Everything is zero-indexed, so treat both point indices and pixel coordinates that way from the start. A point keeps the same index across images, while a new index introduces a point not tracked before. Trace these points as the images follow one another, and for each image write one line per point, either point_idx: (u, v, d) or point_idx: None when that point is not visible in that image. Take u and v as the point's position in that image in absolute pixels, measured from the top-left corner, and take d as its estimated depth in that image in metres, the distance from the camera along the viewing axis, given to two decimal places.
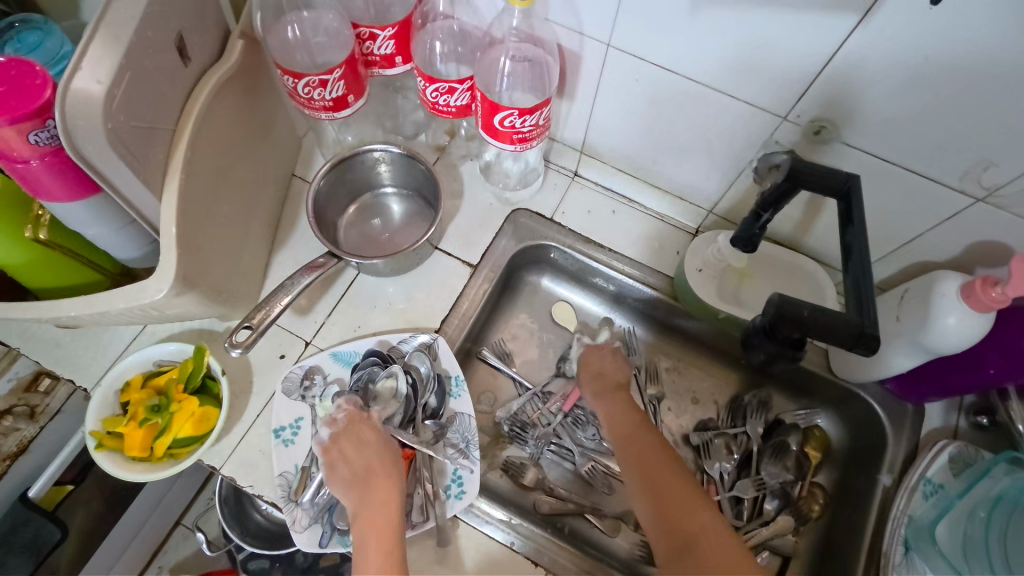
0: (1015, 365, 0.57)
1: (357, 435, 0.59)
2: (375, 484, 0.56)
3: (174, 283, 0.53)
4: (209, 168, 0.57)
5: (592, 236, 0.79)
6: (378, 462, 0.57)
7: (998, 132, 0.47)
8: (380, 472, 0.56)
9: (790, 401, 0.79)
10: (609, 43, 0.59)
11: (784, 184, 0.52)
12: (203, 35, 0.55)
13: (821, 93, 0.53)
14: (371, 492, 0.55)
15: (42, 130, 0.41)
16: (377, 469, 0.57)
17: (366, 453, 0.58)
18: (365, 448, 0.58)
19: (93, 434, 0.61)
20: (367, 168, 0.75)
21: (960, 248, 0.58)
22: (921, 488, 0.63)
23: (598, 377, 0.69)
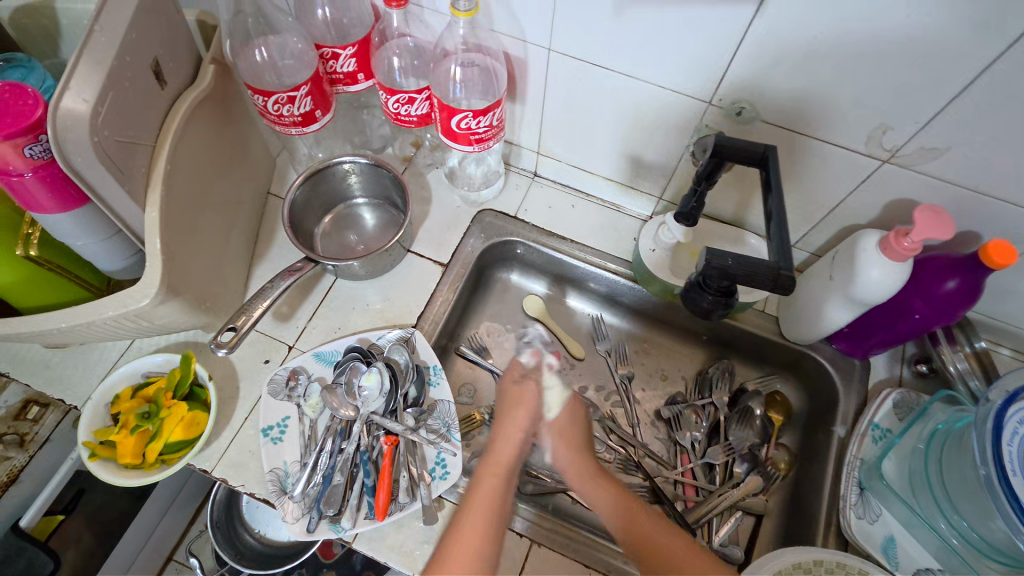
0: (938, 310, 0.62)
1: (511, 407, 0.64)
2: (497, 469, 0.58)
3: (160, 288, 0.57)
4: (187, 184, 0.61)
5: (555, 229, 0.85)
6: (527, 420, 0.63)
7: (889, 98, 0.54)
8: (511, 446, 0.61)
9: (752, 369, 0.84)
10: (550, 47, 0.66)
11: (712, 161, 0.58)
12: (177, 61, 0.60)
13: (738, 78, 0.59)
14: (491, 476, 0.58)
15: (36, 145, 0.45)
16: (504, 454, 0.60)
17: (508, 425, 0.63)
18: (511, 419, 0.63)
19: (85, 445, 0.64)
20: (338, 180, 0.80)
21: (879, 208, 0.65)
22: (870, 433, 0.68)
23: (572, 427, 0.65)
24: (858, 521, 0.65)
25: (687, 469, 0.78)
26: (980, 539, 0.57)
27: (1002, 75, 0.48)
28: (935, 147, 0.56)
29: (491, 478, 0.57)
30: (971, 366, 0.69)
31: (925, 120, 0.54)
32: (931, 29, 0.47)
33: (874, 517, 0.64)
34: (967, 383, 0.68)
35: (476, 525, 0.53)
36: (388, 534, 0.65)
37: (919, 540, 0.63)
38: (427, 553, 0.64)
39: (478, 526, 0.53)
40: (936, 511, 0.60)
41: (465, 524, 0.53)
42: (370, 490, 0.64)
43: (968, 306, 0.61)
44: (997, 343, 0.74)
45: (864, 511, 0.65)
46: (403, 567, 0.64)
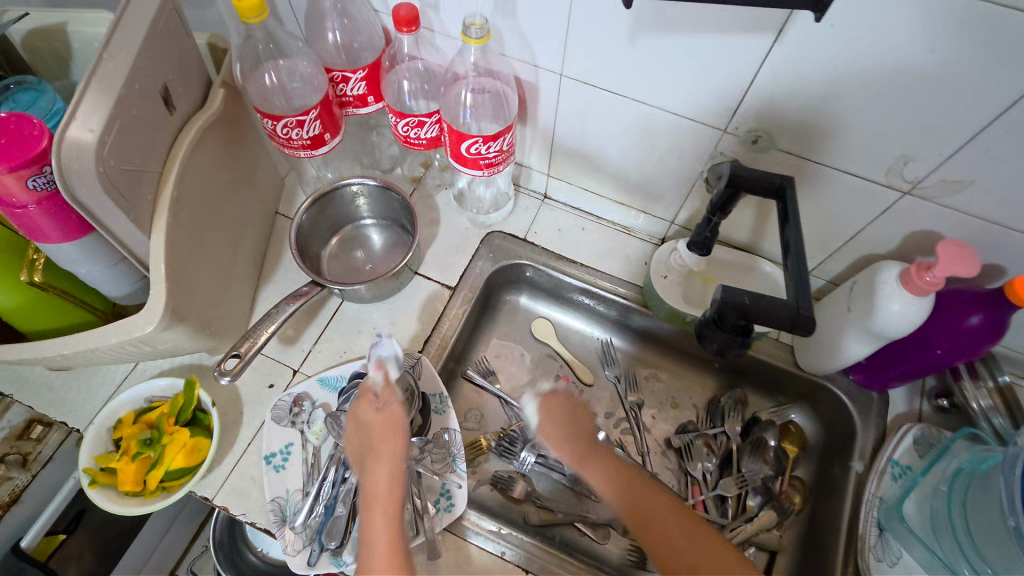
0: (960, 345, 0.60)
1: (383, 439, 0.58)
2: (386, 504, 0.55)
3: (164, 315, 0.56)
4: (194, 209, 0.61)
5: (564, 253, 0.84)
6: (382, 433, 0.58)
7: (912, 131, 0.53)
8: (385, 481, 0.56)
9: (765, 399, 0.82)
10: (561, 72, 0.65)
11: (727, 191, 0.57)
12: (186, 86, 0.60)
13: (753, 107, 0.58)
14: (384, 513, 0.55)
15: (40, 177, 0.45)
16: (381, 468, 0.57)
17: (381, 466, 0.57)
18: (382, 460, 0.57)
19: (86, 472, 0.63)
20: (346, 202, 0.79)
21: (898, 240, 0.63)
22: (889, 470, 0.66)
23: (563, 424, 0.68)
24: (877, 564, 0.62)
25: (698, 501, 0.75)
26: None
27: None
28: (959, 181, 0.54)
29: (385, 492, 0.56)
30: (995, 402, 0.66)
31: (948, 154, 0.53)
32: (956, 63, 0.46)
33: (894, 559, 0.62)
34: (991, 421, 0.66)
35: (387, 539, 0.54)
36: None
37: None
38: None
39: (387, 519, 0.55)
40: (959, 556, 0.58)
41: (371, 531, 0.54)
42: None
43: (992, 342, 0.59)
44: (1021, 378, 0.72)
45: (883, 553, 0.63)
46: None
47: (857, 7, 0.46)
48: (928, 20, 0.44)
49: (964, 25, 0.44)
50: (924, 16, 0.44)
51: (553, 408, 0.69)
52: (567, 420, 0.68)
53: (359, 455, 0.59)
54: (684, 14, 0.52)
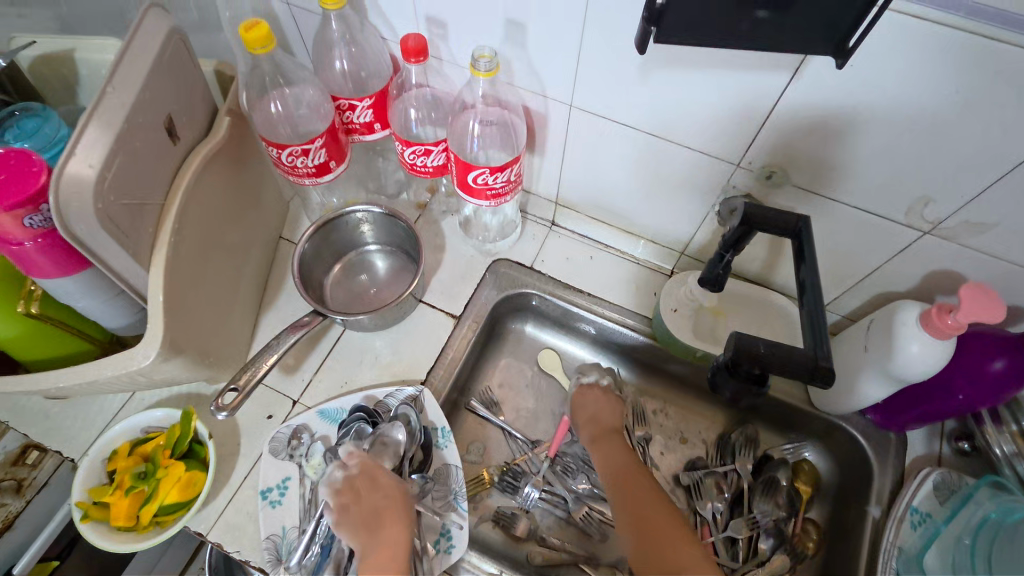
0: (984, 390, 0.58)
1: (386, 514, 0.56)
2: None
3: (161, 348, 0.55)
4: (196, 238, 0.60)
5: (572, 282, 0.82)
6: (390, 501, 0.57)
7: (933, 171, 0.51)
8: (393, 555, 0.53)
9: (778, 436, 0.80)
10: (571, 104, 0.64)
11: (741, 228, 0.56)
12: (192, 115, 0.59)
13: (768, 143, 0.57)
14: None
15: (37, 215, 0.44)
16: (387, 539, 0.54)
17: (388, 537, 0.54)
18: (393, 533, 0.55)
19: (78, 505, 0.61)
20: (351, 229, 0.78)
21: (917, 279, 0.61)
22: (908, 518, 0.63)
23: (592, 416, 0.72)
24: None
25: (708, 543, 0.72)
26: None
27: None
28: (981, 223, 0.53)
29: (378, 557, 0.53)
30: None
31: (971, 195, 0.51)
32: (981, 106, 0.45)
33: None
34: (1014, 467, 0.63)
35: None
36: None
37: None
38: None
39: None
40: None
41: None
42: None
43: (1016, 389, 0.57)
44: None
45: None
46: None
47: (878, 47, 0.45)
48: (953, 61, 0.43)
49: (990, 68, 0.42)
50: (948, 58, 0.43)
51: (588, 397, 0.74)
52: (599, 409, 0.72)
53: (364, 518, 0.55)
54: (699, 50, 0.51)
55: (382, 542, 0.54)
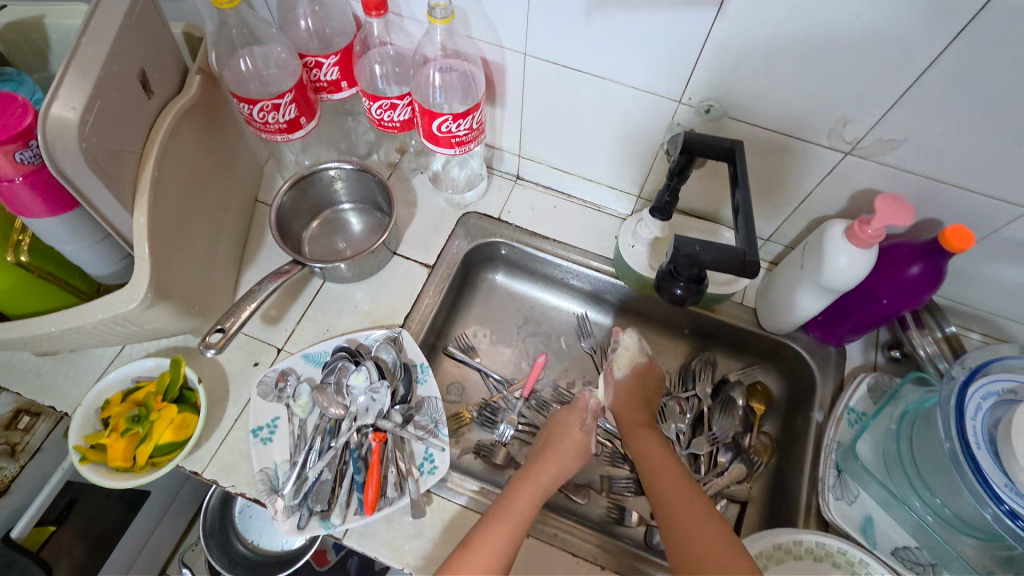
0: (902, 295, 0.65)
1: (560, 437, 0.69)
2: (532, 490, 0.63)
3: (148, 292, 0.59)
4: (175, 191, 0.63)
5: (538, 230, 0.87)
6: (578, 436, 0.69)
7: (847, 93, 0.57)
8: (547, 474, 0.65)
9: (732, 361, 0.86)
10: (526, 53, 0.68)
11: (683, 157, 0.61)
12: (164, 72, 0.62)
13: (704, 78, 0.62)
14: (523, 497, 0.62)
15: (26, 150, 0.47)
16: (525, 491, 0.62)
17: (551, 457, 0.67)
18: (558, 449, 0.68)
19: (76, 449, 0.64)
20: (325, 186, 0.81)
21: (845, 199, 0.68)
22: (846, 417, 0.71)
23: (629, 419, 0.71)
24: (835, 502, 0.66)
25: None
26: (953, 516, 0.59)
27: (949, 68, 0.51)
28: (892, 139, 0.59)
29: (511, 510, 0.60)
30: (940, 349, 0.71)
31: (880, 112, 0.58)
32: (878, 27, 0.51)
33: (852, 498, 0.66)
34: (937, 365, 0.71)
35: (495, 537, 0.57)
36: (378, 529, 0.65)
37: (895, 518, 0.65)
38: (415, 547, 0.65)
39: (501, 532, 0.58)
40: (910, 491, 0.62)
41: (492, 529, 0.58)
42: (359, 486, 0.66)
43: (931, 290, 0.64)
44: (966, 328, 0.78)
45: (842, 492, 0.67)
46: (394, 562, 0.64)
47: None
48: None
49: None
50: None
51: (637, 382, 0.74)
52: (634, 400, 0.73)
53: (547, 437, 0.71)
54: None
55: (519, 500, 0.61)
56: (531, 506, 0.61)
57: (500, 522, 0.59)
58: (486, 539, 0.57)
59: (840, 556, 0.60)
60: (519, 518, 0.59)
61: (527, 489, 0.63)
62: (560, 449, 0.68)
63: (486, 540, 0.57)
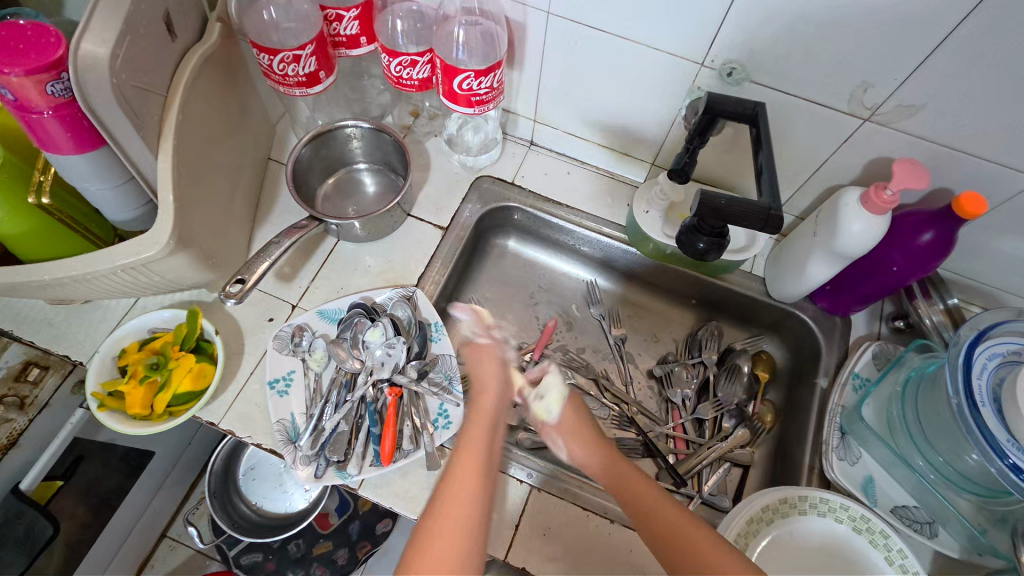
0: (913, 262, 0.67)
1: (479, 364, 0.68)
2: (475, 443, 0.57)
3: (172, 238, 0.59)
4: (196, 139, 0.63)
5: (551, 196, 0.88)
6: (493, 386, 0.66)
7: (871, 57, 0.58)
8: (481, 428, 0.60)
9: (739, 330, 0.88)
10: (549, 11, 0.68)
11: (705, 117, 0.62)
12: (186, 16, 0.61)
13: (730, 40, 0.63)
14: (470, 451, 0.56)
15: (58, 82, 0.48)
16: (472, 451, 0.56)
17: (484, 392, 0.65)
18: (485, 384, 0.66)
19: (94, 396, 0.65)
20: (340, 144, 0.81)
21: (861, 167, 0.69)
22: (850, 382, 0.73)
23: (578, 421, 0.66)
24: (838, 462, 0.68)
25: (678, 424, 0.81)
26: (954, 473, 0.61)
27: (975, 33, 0.52)
28: (911, 106, 0.60)
29: (469, 470, 0.53)
30: (944, 319, 0.73)
31: (902, 77, 0.58)
32: None
33: (854, 459, 0.68)
34: (942, 334, 0.72)
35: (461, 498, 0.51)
36: (394, 481, 0.67)
37: (895, 478, 0.67)
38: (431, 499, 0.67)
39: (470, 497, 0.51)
40: (913, 449, 0.64)
41: (454, 494, 0.51)
42: (375, 438, 0.66)
43: (941, 258, 0.65)
44: (969, 302, 0.80)
45: (845, 454, 0.69)
46: (408, 512, 0.66)
47: None
48: None
49: None
50: None
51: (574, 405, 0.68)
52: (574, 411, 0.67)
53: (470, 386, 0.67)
54: None
55: (464, 459, 0.55)
56: (487, 461, 0.55)
57: (460, 488, 0.52)
58: (449, 509, 0.50)
59: (842, 511, 0.62)
60: (475, 480, 0.53)
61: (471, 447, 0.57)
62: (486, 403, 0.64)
63: (449, 507, 0.50)
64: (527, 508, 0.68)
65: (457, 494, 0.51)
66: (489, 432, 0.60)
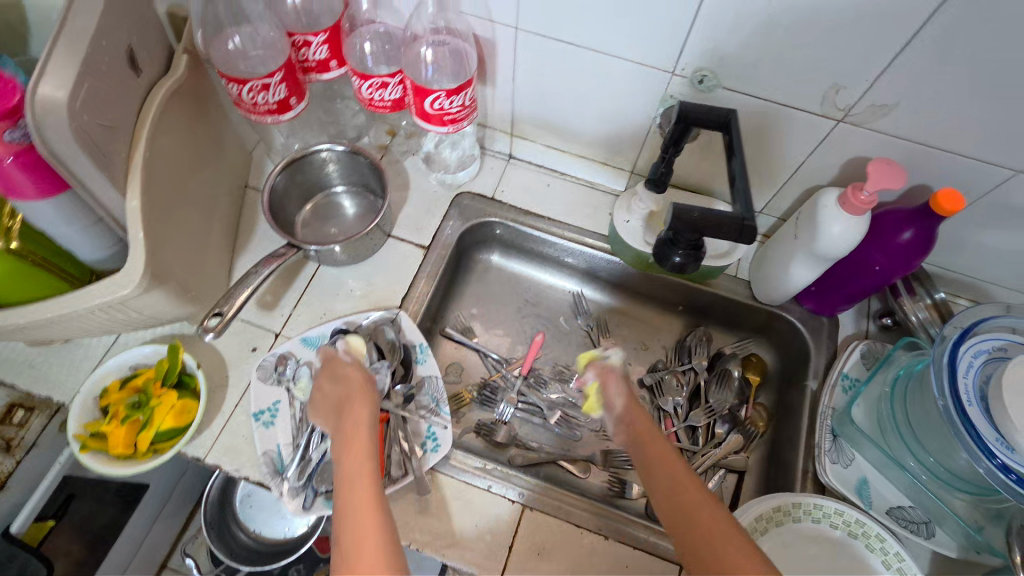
0: (896, 261, 0.66)
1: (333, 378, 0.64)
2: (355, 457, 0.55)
3: (144, 276, 0.58)
4: (167, 173, 0.62)
5: (532, 209, 0.87)
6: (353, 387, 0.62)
7: (839, 59, 0.58)
8: (358, 442, 0.57)
9: (727, 335, 0.87)
10: (517, 26, 0.68)
11: (679, 125, 0.62)
12: (151, 50, 0.61)
13: (699, 48, 0.62)
14: (354, 471, 0.54)
15: (15, 129, 0.48)
16: (357, 473, 0.54)
17: (348, 397, 0.62)
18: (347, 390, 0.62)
19: (76, 437, 0.64)
20: (316, 169, 0.80)
21: (838, 167, 0.69)
22: (840, 383, 0.72)
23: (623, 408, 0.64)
24: (831, 466, 0.68)
25: (671, 432, 0.80)
26: (947, 473, 0.61)
27: (942, 31, 0.52)
28: (883, 105, 0.60)
29: (364, 487, 0.53)
30: (931, 315, 0.73)
31: (873, 77, 0.58)
32: None
33: (847, 461, 0.68)
34: (928, 330, 0.72)
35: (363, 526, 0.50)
36: None
37: (889, 479, 0.66)
38: (423, 524, 0.66)
39: (375, 526, 0.50)
40: (905, 451, 0.63)
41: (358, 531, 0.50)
42: None
43: (922, 255, 0.65)
44: (955, 295, 0.80)
45: (837, 456, 0.68)
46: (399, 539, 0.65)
47: None
48: None
49: None
50: None
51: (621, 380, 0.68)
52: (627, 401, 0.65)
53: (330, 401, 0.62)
54: None
55: (352, 485, 0.53)
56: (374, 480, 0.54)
57: (359, 521, 0.50)
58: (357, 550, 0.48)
59: (837, 516, 0.61)
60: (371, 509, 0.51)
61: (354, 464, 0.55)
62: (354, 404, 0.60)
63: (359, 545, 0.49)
64: (519, 529, 0.67)
65: (360, 522, 0.50)
66: (369, 436, 0.57)
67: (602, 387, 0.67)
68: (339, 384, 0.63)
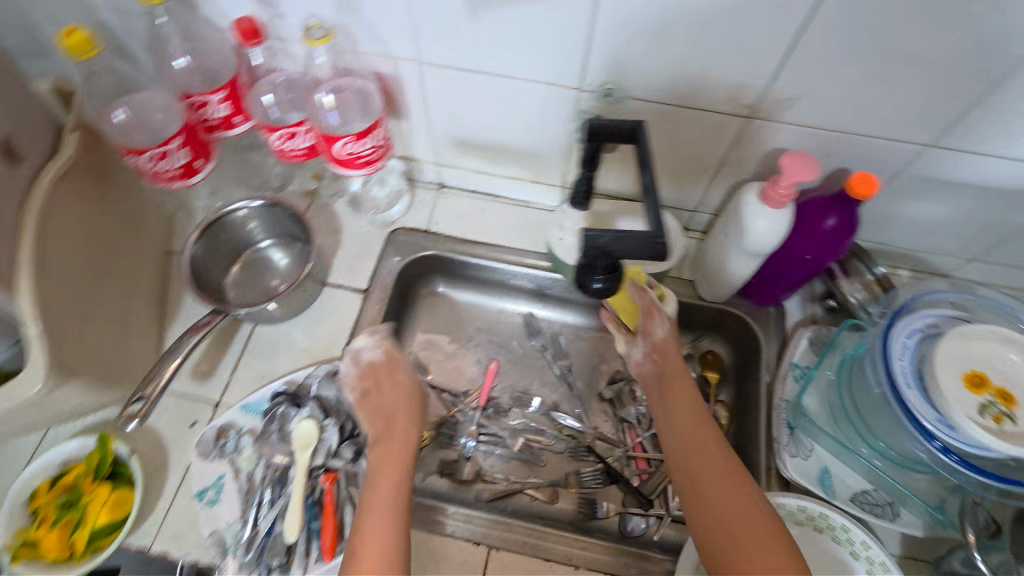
0: (825, 247, 0.66)
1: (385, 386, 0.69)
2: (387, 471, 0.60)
3: (49, 372, 0.55)
4: (70, 259, 0.60)
5: (469, 236, 0.86)
6: (400, 405, 0.67)
7: (735, 60, 0.58)
8: (393, 456, 0.62)
9: (680, 334, 0.84)
10: (420, 61, 0.67)
11: (590, 143, 0.61)
12: (31, 136, 0.60)
13: (600, 63, 0.62)
14: (384, 481, 0.59)
15: None
16: (384, 484, 0.58)
17: (398, 412, 0.67)
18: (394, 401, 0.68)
19: (5, 550, 0.60)
20: (237, 228, 0.78)
21: (758, 161, 0.69)
22: (791, 373, 0.72)
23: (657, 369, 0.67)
24: (791, 459, 0.67)
25: (637, 443, 0.79)
26: (899, 456, 0.61)
27: (825, 23, 0.52)
28: (786, 99, 0.60)
29: (386, 502, 0.57)
30: (870, 293, 0.73)
31: (771, 73, 0.58)
32: None
33: (807, 453, 0.67)
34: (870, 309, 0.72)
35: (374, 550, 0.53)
36: None
37: (849, 466, 0.66)
38: None
39: (388, 531, 0.55)
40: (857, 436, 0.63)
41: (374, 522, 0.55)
42: (316, 532, 0.63)
43: (849, 237, 0.65)
44: (895, 268, 0.80)
45: (796, 449, 0.68)
46: None
47: None
48: None
49: None
50: None
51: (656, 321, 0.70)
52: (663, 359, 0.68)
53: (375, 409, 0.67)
54: None
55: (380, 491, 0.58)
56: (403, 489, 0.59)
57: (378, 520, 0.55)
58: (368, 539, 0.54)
59: (801, 513, 0.61)
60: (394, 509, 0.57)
61: (386, 475, 0.59)
62: (395, 427, 0.65)
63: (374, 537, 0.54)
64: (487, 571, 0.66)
65: (372, 532, 0.54)
66: (399, 458, 0.61)
67: (643, 317, 0.70)
68: (392, 395, 0.68)
